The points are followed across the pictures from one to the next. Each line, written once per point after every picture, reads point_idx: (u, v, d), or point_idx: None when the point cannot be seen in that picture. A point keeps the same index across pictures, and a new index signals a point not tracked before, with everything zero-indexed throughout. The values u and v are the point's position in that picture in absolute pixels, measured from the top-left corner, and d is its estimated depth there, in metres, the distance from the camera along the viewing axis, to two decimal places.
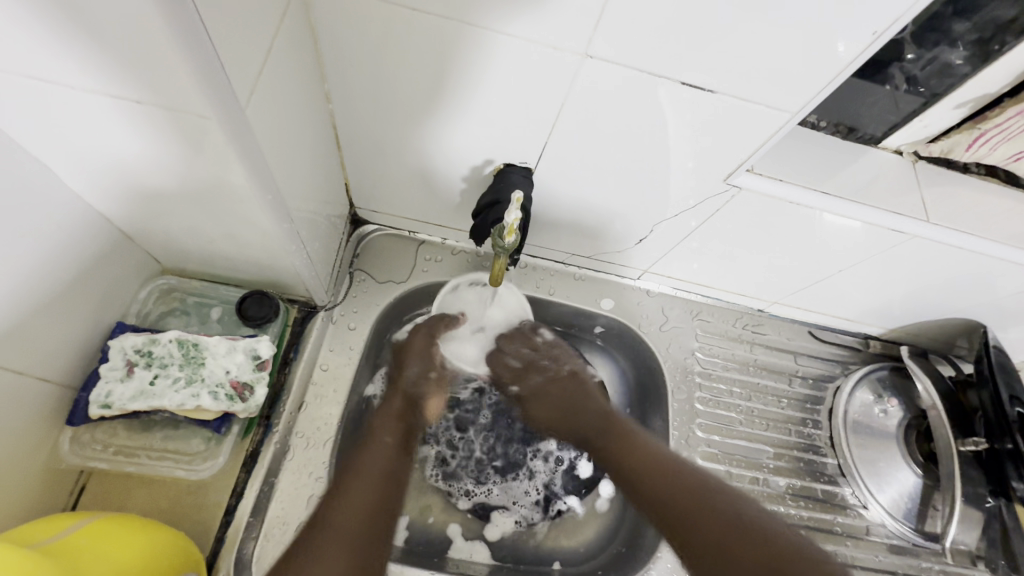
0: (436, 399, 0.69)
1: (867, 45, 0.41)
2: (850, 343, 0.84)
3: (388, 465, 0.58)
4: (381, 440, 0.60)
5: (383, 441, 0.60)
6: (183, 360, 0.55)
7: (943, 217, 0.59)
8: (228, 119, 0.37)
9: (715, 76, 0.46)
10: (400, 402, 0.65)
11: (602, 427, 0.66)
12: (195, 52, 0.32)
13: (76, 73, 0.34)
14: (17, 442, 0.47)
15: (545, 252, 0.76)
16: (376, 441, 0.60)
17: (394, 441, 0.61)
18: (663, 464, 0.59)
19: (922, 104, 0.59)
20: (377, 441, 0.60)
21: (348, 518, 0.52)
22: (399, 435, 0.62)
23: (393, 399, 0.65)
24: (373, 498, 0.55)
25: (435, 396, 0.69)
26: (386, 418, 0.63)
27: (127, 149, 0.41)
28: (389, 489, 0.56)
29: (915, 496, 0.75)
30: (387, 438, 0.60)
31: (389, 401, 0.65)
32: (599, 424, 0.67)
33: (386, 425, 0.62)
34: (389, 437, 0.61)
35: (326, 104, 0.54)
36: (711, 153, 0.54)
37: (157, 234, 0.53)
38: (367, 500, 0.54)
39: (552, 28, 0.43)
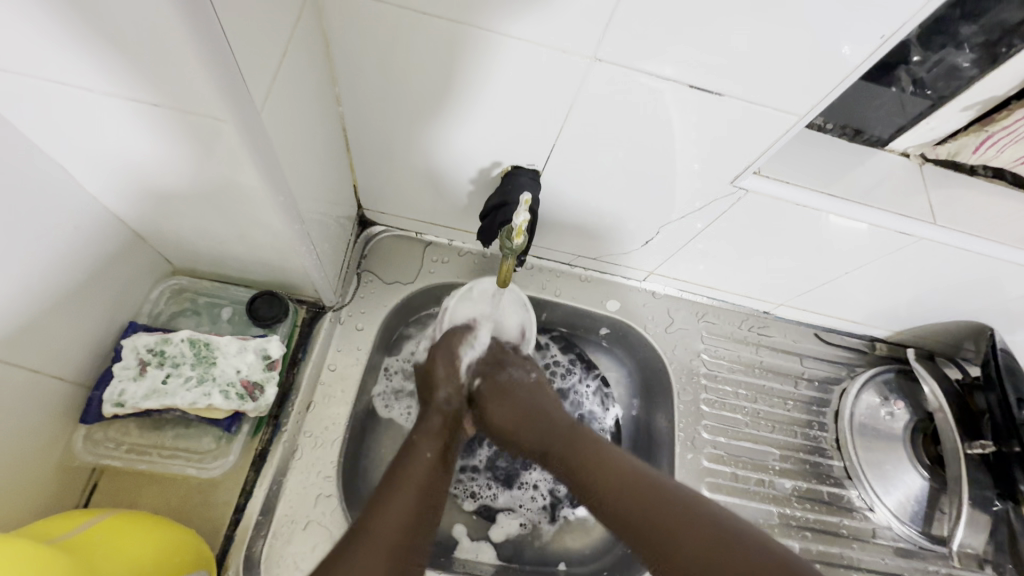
0: (472, 416, 0.67)
1: (875, 48, 0.42)
2: (856, 345, 0.84)
3: (427, 482, 0.57)
4: (422, 454, 0.58)
5: (425, 455, 0.59)
6: (195, 359, 0.55)
7: (950, 219, 0.59)
8: (242, 122, 0.37)
9: (724, 79, 0.46)
10: (439, 421, 0.63)
11: (564, 436, 0.61)
12: (211, 56, 0.32)
13: (94, 75, 0.35)
14: (32, 439, 0.48)
15: (551, 253, 0.77)
16: (416, 454, 0.58)
17: (435, 457, 0.59)
18: (623, 477, 0.55)
19: (929, 106, 0.59)
20: (420, 455, 0.58)
21: (388, 534, 0.51)
22: (438, 451, 0.60)
23: (431, 416, 0.63)
24: (408, 517, 0.53)
25: (472, 413, 0.67)
26: (428, 434, 0.61)
27: (143, 150, 0.42)
28: (425, 507, 0.55)
29: (922, 499, 0.75)
30: (428, 452, 0.59)
31: (430, 418, 0.63)
32: (562, 433, 0.62)
33: (429, 440, 0.60)
34: (431, 453, 0.59)
35: (336, 106, 0.55)
36: (718, 156, 0.54)
37: (169, 234, 0.54)
38: (406, 520, 0.52)
39: (560, 30, 0.44)
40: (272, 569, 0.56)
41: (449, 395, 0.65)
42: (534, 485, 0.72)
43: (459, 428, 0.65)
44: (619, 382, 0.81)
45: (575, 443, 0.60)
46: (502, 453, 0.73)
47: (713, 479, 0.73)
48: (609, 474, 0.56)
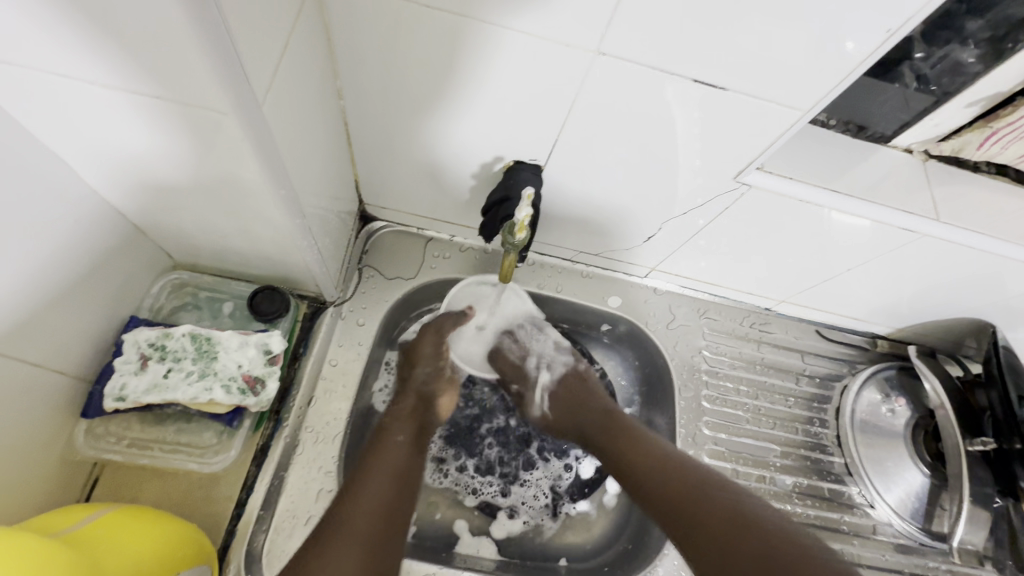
0: (447, 397, 0.69)
1: (881, 43, 0.41)
2: (857, 342, 0.84)
3: (401, 463, 0.57)
4: (394, 438, 0.59)
5: (397, 438, 0.59)
6: (196, 354, 0.55)
7: (954, 216, 0.59)
8: (245, 116, 0.37)
9: (728, 74, 0.46)
10: (412, 401, 0.64)
11: (603, 424, 0.66)
12: (215, 49, 0.32)
13: (96, 67, 0.34)
14: (34, 433, 0.48)
15: (553, 249, 0.77)
16: (389, 439, 0.59)
17: (407, 440, 0.60)
18: (660, 459, 0.59)
19: (933, 102, 0.59)
20: (392, 440, 0.59)
21: (363, 516, 0.51)
22: (410, 433, 0.61)
23: (404, 400, 0.64)
24: (383, 500, 0.53)
25: (447, 394, 0.69)
26: (398, 418, 0.62)
27: (144, 143, 0.41)
28: (402, 488, 0.55)
29: (922, 496, 0.75)
30: (400, 436, 0.60)
31: (401, 401, 0.64)
32: (601, 420, 0.66)
33: (400, 424, 0.61)
34: (404, 436, 0.60)
35: (338, 101, 0.54)
36: (721, 151, 0.54)
37: (171, 228, 0.54)
38: (379, 500, 0.53)
39: (564, 24, 0.43)
40: (273, 564, 0.56)
41: (426, 376, 0.67)
42: (535, 481, 0.72)
43: (430, 407, 0.66)
44: (619, 377, 0.81)
45: (615, 429, 0.64)
46: (501, 450, 0.73)
47: None
48: (643, 456, 0.60)
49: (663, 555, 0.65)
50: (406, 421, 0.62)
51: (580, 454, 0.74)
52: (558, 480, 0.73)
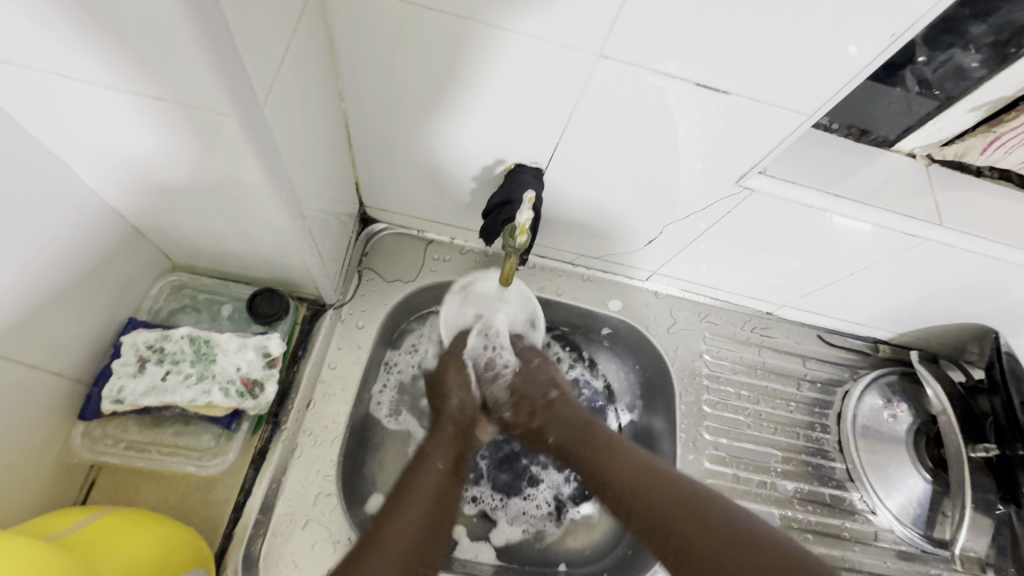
0: (481, 423, 0.71)
1: (885, 47, 0.41)
2: (859, 347, 0.83)
3: (438, 493, 0.58)
4: (434, 465, 0.60)
5: (437, 465, 0.60)
6: (195, 357, 0.55)
7: (957, 220, 0.59)
8: (245, 118, 0.37)
9: (731, 77, 0.45)
10: (452, 428, 0.65)
11: (580, 438, 0.66)
12: (215, 51, 0.32)
13: (98, 68, 0.34)
14: (30, 436, 0.48)
15: (554, 252, 0.76)
16: (428, 465, 0.60)
17: (446, 468, 0.61)
18: (641, 476, 0.59)
19: (936, 107, 0.59)
20: (432, 466, 0.60)
21: (400, 541, 0.52)
22: (451, 462, 0.62)
23: (443, 425, 0.65)
24: (422, 527, 0.54)
25: (481, 421, 0.70)
26: (441, 443, 0.63)
27: (147, 145, 0.41)
28: (437, 514, 0.57)
29: (924, 502, 0.74)
30: (441, 462, 0.61)
31: (441, 426, 0.65)
32: (578, 435, 0.66)
33: (441, 449, 0.62)
34: (443, 464, 0.61)
35: (338, 103, 0.54)
36: (722, 155, 0.54)
37: (170, 230, 0.54)
38: (419, 526, 0.54)
39: (566, 27, 0.43)
40: (271, 568, 0.55)
41: (460, 404, 0.67)
42: (536, 487, 0.72)
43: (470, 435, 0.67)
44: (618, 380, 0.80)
45: (603, 456, 0.63)
46: (500, 456, 0.73)
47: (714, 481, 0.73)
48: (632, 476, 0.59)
49: None
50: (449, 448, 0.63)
51: None
52: (558, 485, 0.73)
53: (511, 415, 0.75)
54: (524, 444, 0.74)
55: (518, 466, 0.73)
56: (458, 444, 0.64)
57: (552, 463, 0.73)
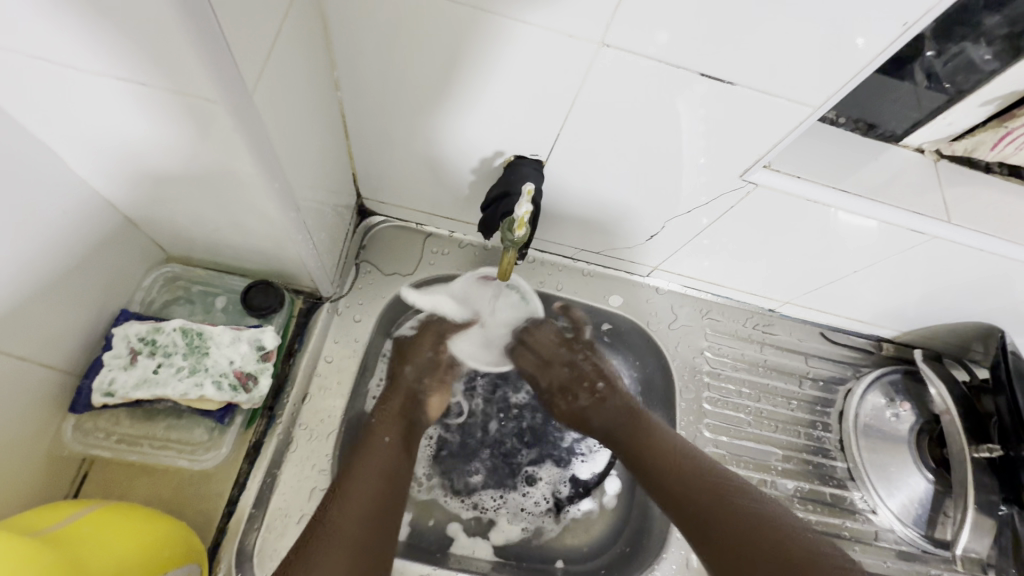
0: (437, 398, 0.68)
1: (895, 37, 0.40)
2: (861, 345, 0.82)
3: (385, 463, 0.58)
4: (381, 440, 0.60)
5: (383, 440, 0.60)
6: (187, 349, 0.54)
7: (965, 217, 0.58)
8: (234, 105, 0.36)
9: (737, 68, 0.44)
10: (400, 400, 0.65)
11: (623, 417, 0.67)
12: (201, 33, 0.31)
13: (81, 51, 0.33)
14: (20, 428, 0.47)
15: (553, 246, 0.75)
16: (376, 441, 0.59)
17: (393, 441, 0.60)
18: (673, 459, 0.61)
19: (946, 100, 0.57)
20: (378, 440, 0.59)
21: (348, 523, 0.52)
22: (398, 436, 0.61)
23: (392, 399, 0.65)
24: (372, 500, 0.55)
25: (437, 394, 0.68)
26: (386, 418, 0.63)
27: (135, 132, 0.40)
28: (388, 489, 0.57)
29: (926, 502, 0.74)
30: (386, 438, 0.60)
31: (389, 400, 0.65)
32: (619, 413, 0.68)
33: (387, 425, 0.62)
34: (390, 437, 0.61)
35: (334, 92, 0.53)
36: (725, 148, 0.52)
37: (162, 220, 0.53)
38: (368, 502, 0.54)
39: (567, 16, 0.42)
40: (265, 563, 0.55)
41: (416, 372, 0.68)
42: (534, 485, 0.71)
43: (421, 406, 0.66)
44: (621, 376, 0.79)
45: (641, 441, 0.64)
46: (496, 451, 0.72)
47: None
48: (668, 457, 0.62)
49: (662, 558, 0.65)
50: (394, 424, 0.62)
51: (576, 455, 0.73)
52: (556, 480, 0.72)
53: (509, 408, 0.74)
54: (520, 438, 0.73)
55: (515, 462, 0.72)
56: (404, 417, 0.64)
57: (549, 457, 0.73)
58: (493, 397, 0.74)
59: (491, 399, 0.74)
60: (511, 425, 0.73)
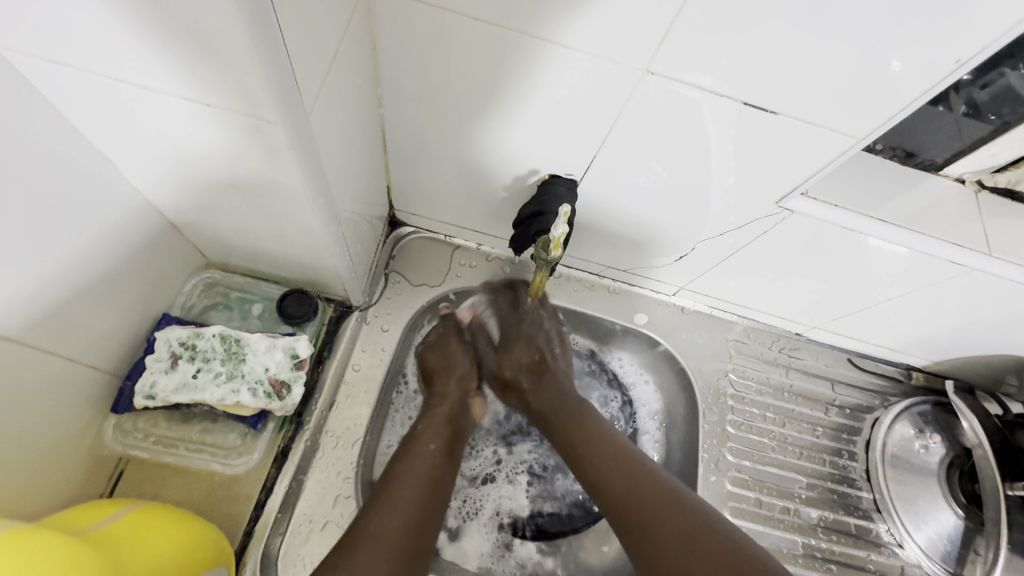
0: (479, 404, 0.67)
1: (947, 74, 0.40)
2: (891, 373, 0.81)
3: (427, 474, 0.55)
4: (426, 447, 0.57)
5: (429, 447, 0.57)
6: (225, 355, 0.56)
7: (1006, 249, 0.57)
8: (291, 125, 0.37)
9: (781, 98, 0.44)
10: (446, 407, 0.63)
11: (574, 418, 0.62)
12: (269, 57, 0.32)
13: (155, 73, 0.35)
14: (66, 425, 0.49)
15: (581, 263, 0.76)
16: (419, 447, 0.57)
17: (438, 449, 0.58)
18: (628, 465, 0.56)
19: (991, 132, 0.57)
20: (422, 448, 0.57)
21: (389, 524, 0.49)
22: (444, 443, 0.59)
23: (437, 407, 0.63)
24: (413, 512, 0.51)
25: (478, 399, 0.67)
26: (432, 425, 0.60)
27: (193, 147, 0.42)
28: (429, 498, 0.53)
29: (955, 539, 0.72)
30: (431, 445, 0.57)
31: (437, 405, 0.63)
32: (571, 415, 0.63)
33: (433, 432, 0.59)
34: (437, 445, 0.58)
35: (377, 108, 0.54)
36: (757, 175, 0.52)
37: (206, 228, 0.54)
38: (412, 509, 0.51)
39: (613, 42, 0.42)
40: (288, 568, 0.56)
41: (459, 386, 0.65)
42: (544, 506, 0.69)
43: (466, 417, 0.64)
44: (650, 400, 0.78)
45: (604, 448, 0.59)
46: (503, 467, 0.70)
47: (736, 504, 0.71)
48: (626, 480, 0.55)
49: None
50: (438, 433, 0.59)
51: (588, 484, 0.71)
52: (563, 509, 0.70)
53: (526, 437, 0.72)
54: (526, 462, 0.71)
55: (516, 480, 0.70)
56: (451, 425, 0.62)
57: (553, 486, 0.70)
58: (505, 419, 0.72)
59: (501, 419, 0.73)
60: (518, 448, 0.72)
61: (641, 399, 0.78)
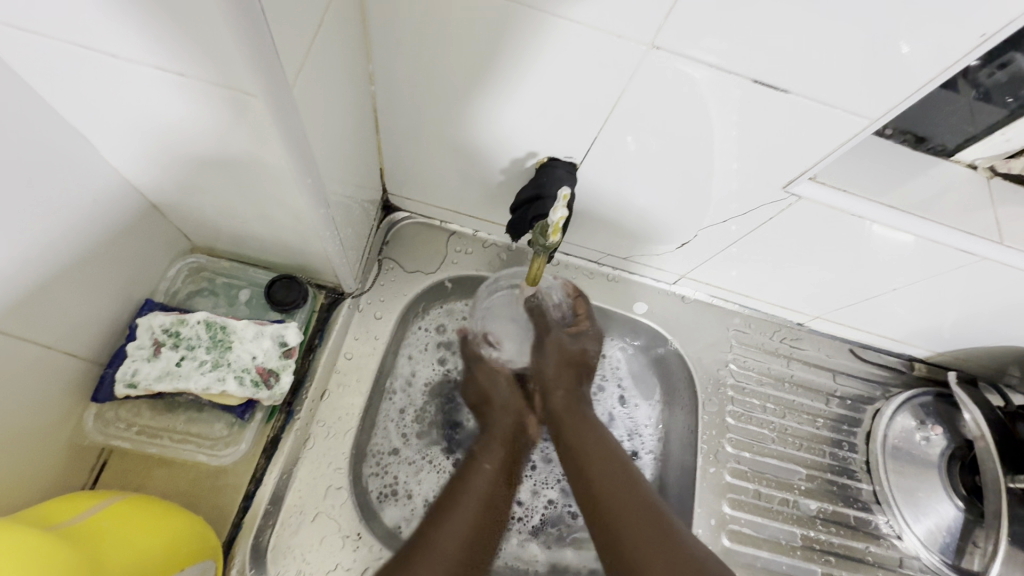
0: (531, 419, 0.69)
1: (971, 49, 0.37)
2: (892, 364, 0.80)
3: (482, 495, 0.60)
4: (483, 466, 0.62)
5: (485, 466, 0.62)
6: (211, 343, 0.54)
7: (1017, 237, 0.55)
8: (273, 98, 0.35)
9: (793, 76, 0.42)
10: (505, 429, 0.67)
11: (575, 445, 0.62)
12: (246, 26, 0.29)
13: (122, 39, 0.32)
14: (43, 414, 0.47)
15: (579, 250, 0.74)
16: (479, 467, 0.62)
17: (494, 469, 0.62)
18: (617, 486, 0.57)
19: (1007, 115, 0.54)
20: (479, 468, 0.62)
21: (444, 543, 0.54)
22: (499, 463, 0.64)
23: (493, 428, 0.66)
24: (466, 532, 0.56)
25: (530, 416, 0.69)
26: (488, 446, 0.65)
27: (171, 122, 0.39)
28: (484, 518, 0.58)
29: (954, 531, 0.71)
30: (487, 464, 0.62)
31: (494, 428, 0.66)
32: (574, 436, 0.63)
33: (490, 451, 0.64)
34: (490, 465, 0.63)
35: (367, 85, 0.52)
36: (764, 159, 0.50)
37: (190, 209, 0.52)
38: (467, 528, 0.56)
39: (617, 15, 0.40)
40: (279, 560, 0.55)
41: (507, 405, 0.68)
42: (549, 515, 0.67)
43: (520, 435, 0.68)
44: (646, 424, 0.76)
45: (589, 470, 0.59)
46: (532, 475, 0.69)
47: (735, 496, 0.71)
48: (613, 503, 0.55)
49: None
50: (494, 455, 0.64)
51: None
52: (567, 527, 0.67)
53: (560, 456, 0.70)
54: (556, 480, 0.69)
55: (538, 491, 0.68)
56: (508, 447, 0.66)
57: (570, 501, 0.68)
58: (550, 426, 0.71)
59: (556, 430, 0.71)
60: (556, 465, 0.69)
61: (639, 422, 0.76)
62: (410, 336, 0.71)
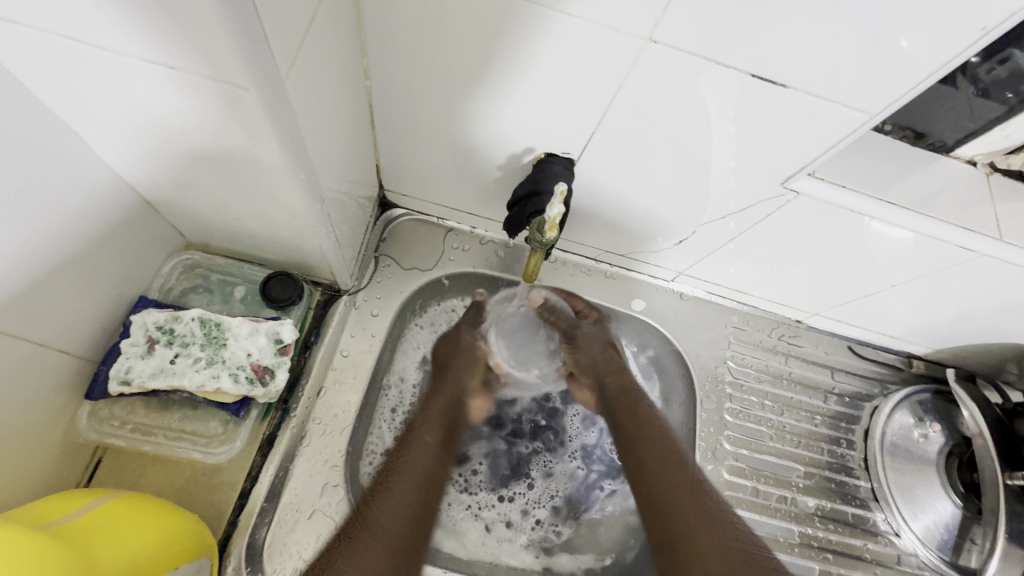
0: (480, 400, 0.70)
1: (971, 42, 0.37)
2: (891, 361, 0.79)
3: (422, 467, 0.62)
4: (421, 439, 0.64)
5: (425, 439, 0.64)
6: (205, 340, 0.54)
7: (1016, 233, 0.55)
8: (266, 93, 0.34)
9: (792, 70, 0.41)
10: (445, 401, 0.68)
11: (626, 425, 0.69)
12: (239, 19, 0.29)
13: (114, 33, 0.32)
14: (36, 412, 0.46)
15: (577, 247, 0.74)
16: (416, 439, 0.64)
17: (434, 441, 0.64)
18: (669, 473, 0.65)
19: (1006, 111, 0.55)
20: (419, 441, 0.64)
21: (391, 519, 0.57)
22: (439, 435, 0.66)
23: (433, 400, 0.67)
24: (409, 505, 0.58)
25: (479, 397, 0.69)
26: (428, 419, 0.66)
27: (163, 116, 0.39)
28: (427, 490, 0.61)
29: (952, 528, 0.71)
30: (428, 436, 0.65)
31: (432, 400, 0.67)
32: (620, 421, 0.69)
33: (428, 424, 0.66)
34: (433, 437, 0.65)
35: (363, 80, 0.51)
36: (762, 155, 0.50)
37: (183, 205, 0.52)
38: (409, 500, 0.59)
39: (615, 9, 0.40)
40: (275, 558, 0.54)
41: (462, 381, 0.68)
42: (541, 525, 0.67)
43: (461, 407, 0.68)
44: None
45: (641, 458, 0.66)
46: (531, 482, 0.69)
47: (733, 493, 0.71)
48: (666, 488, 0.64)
49: None
50: (436, 429, 0.66)
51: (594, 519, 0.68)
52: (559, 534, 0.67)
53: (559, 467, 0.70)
54: (552, 492, 0.69)
55: (536, 498, 0.68)
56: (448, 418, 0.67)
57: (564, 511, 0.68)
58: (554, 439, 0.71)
59: (560, 443, 0.71)
60: (557, 475, 0.70)
61: None
62: (410, 333, 0.70)
